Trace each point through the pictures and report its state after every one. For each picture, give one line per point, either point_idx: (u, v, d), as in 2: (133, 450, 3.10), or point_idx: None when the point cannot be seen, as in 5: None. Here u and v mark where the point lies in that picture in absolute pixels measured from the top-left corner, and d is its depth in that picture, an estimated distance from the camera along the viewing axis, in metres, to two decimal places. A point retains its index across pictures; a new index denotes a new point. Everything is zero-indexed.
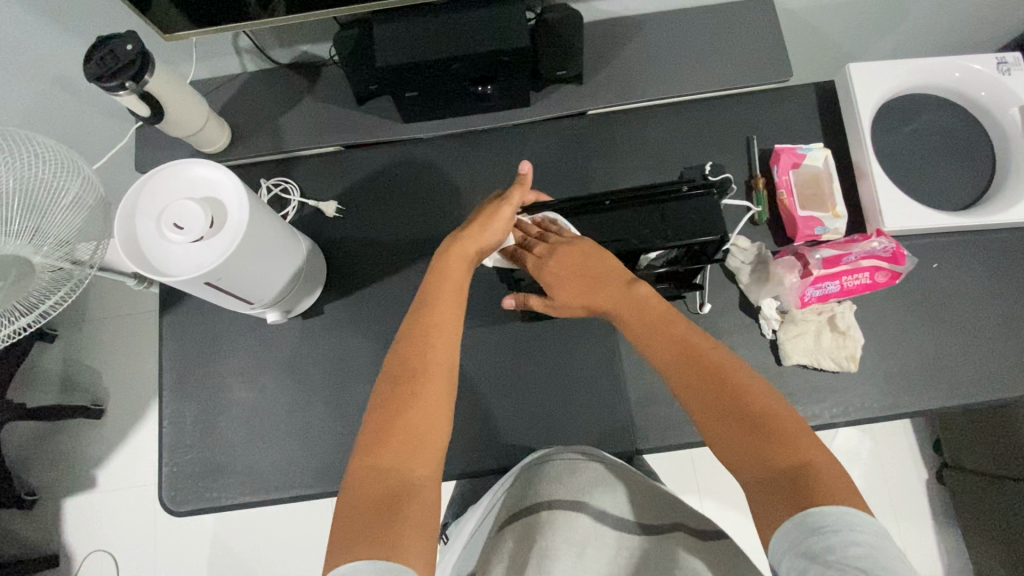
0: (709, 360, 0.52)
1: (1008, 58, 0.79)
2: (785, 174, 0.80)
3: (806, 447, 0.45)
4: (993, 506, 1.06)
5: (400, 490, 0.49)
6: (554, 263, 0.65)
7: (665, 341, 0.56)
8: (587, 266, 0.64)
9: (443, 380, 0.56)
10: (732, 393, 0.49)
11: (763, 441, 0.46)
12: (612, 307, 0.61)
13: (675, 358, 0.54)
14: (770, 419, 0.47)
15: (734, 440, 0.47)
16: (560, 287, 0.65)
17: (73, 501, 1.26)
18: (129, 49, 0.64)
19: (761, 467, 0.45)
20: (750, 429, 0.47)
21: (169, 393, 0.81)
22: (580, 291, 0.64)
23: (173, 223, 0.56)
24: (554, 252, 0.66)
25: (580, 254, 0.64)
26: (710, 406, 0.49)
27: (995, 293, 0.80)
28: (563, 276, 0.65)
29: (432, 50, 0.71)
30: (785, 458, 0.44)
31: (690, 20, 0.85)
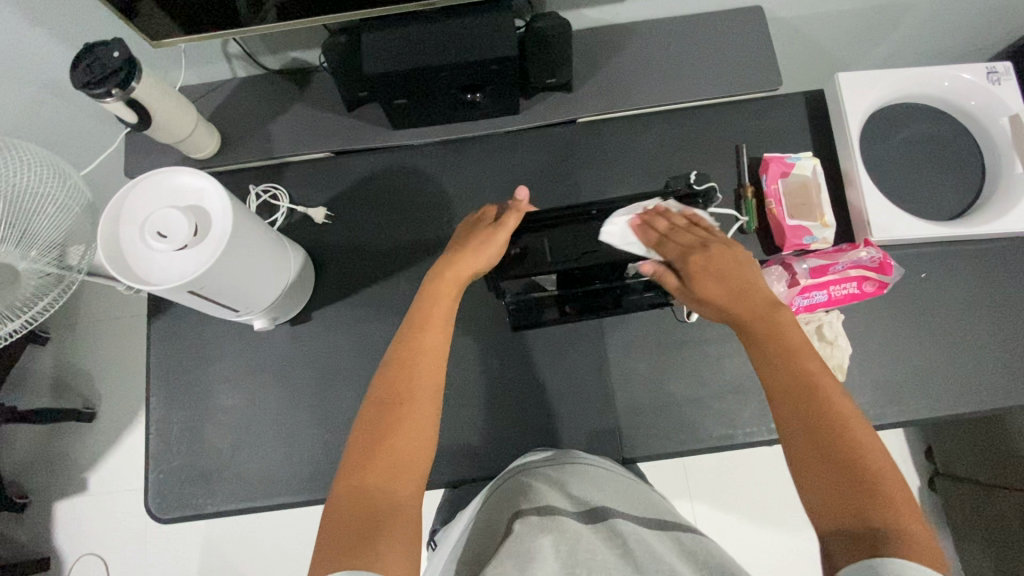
0: (825, 393, 0.50)
1: (997, 68, 0.80)
2: (774, 183, 0.80)
3: (904, 510, 0.43)
4: (984, 515, 1.06)
5: (382, 509, 0.49)
6: (708, 257, 0.63)
7: (788, 364, 0.52)
8: (736, 272, 0.62)
9: (428, 402, 0.57)
10: (843, 434, 0.47)
11: (861, 490, 0.45)
12: (753, 317, 0.57)
13: (790, 381, 0.51)
14: (875, 470, 0.45)
15: (828, 480, 0.46)
16: (704, 282, 0.62)
17: (63, 504, 1.25)
18: (116, 56, 0.64)
19: (850, 513, 0.44)
20: (852, 474, 0.45)
21: (156, 399, 0.80)
22: (723, 290, 0.60)
23: (157, 231, 0.55)
24: (711, 248, 0.64)
25: (735, 257, 0.63)
26: (810, 440, 0.48)
27: (984, 302, 0.80)
28: (712, 273, 0.62)
29: (422, 58, 0.71)
30: (880, 513, 0.43)
31: (680, 29, 0.85)
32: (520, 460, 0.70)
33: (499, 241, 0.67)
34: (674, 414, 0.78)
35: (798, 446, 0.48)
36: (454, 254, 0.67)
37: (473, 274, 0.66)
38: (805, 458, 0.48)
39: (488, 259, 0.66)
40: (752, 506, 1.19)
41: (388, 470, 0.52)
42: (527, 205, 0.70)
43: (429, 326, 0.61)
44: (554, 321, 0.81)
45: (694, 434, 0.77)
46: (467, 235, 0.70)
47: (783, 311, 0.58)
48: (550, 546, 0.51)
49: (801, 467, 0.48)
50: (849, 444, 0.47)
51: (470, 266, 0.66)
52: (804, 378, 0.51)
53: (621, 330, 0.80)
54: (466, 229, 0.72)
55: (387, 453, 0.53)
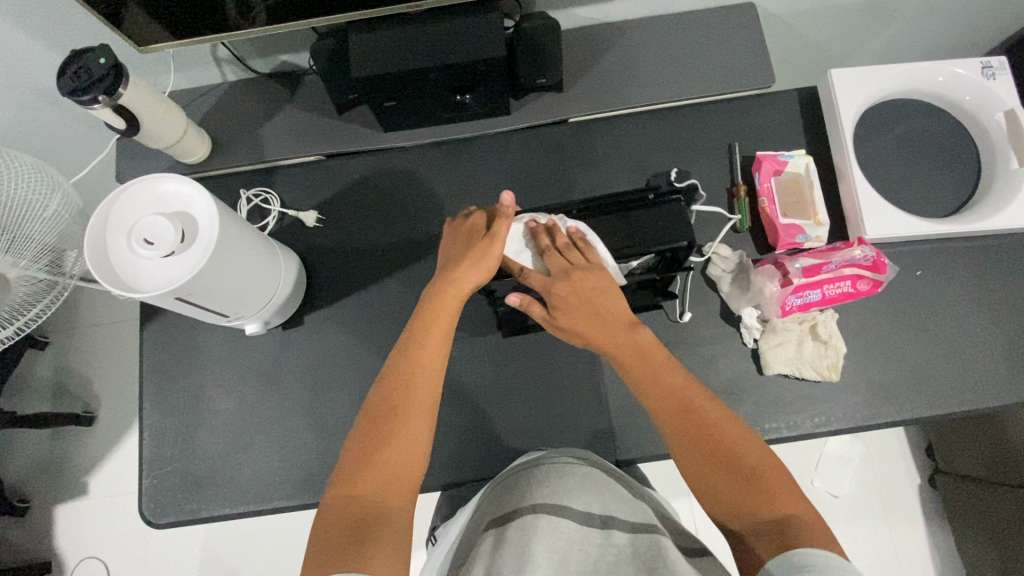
0: (698, 405, 0.56)
1: (992, 63, 0.79)
2: (766, 181, 0.80)
3: (793, 498, 0.49)
4: (983, 513, 1.05)
5: (375, 514, 0.50)
6: (569, 283, 0.64)
7: (660, 382, 0.59)
8: (596, 296, 0.64)
9: (425, 417, 0.58)
10: (721, 441, 0.53)
11: (750, 489, 0.50)
12: (619, 345, 0.63)
13: (667, 403, 0.57)
14: (758, 469, 0.51)
15: (722, 488, 0.51)
16: (568, 312, 0.64)
17: (64, 507, 1.26)
18: (103, 62, 0.64)
19: (748, 513, 0.49)
20: (739, 477, 0.51)
21: (149, 404, 0.80)
22: (584, 318, 0.64)
23: (144, 237, 0.55)
24: (574, 275, 0.64)
25: (598, 281, 0.65)
26: (697, 454, 0.53)
27: (980, 300, 0.79)
28: (576, 302, 0.64)
29: (411, 59, 0.70)
30: (770, 508, 0.48)
31: (671, 27, 0.84)
32: (522, 458, 0.69)
33: (493, 255, 0.65)
34: None
35: (688, 459, 0.53)
36: (449, 267, 0.67)
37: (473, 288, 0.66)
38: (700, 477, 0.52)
39: (480, 271, 0.65)
40: None
41: (382, 477, 0.53)
42: (514, 211, 0.67)
43: (428, 339, 0.62)
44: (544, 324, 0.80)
45: None
46: (464, 244, 0.69)
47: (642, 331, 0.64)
48: (545, 553, 0.51)
49: (700, 483, 0.52)
50: (732, 448, 0.53)
51: (467, 280, 0.65)
52: (677, 398, 0.57)
53: None
54: (460, 232, 0.71)
55: (382, 461, 0.54)
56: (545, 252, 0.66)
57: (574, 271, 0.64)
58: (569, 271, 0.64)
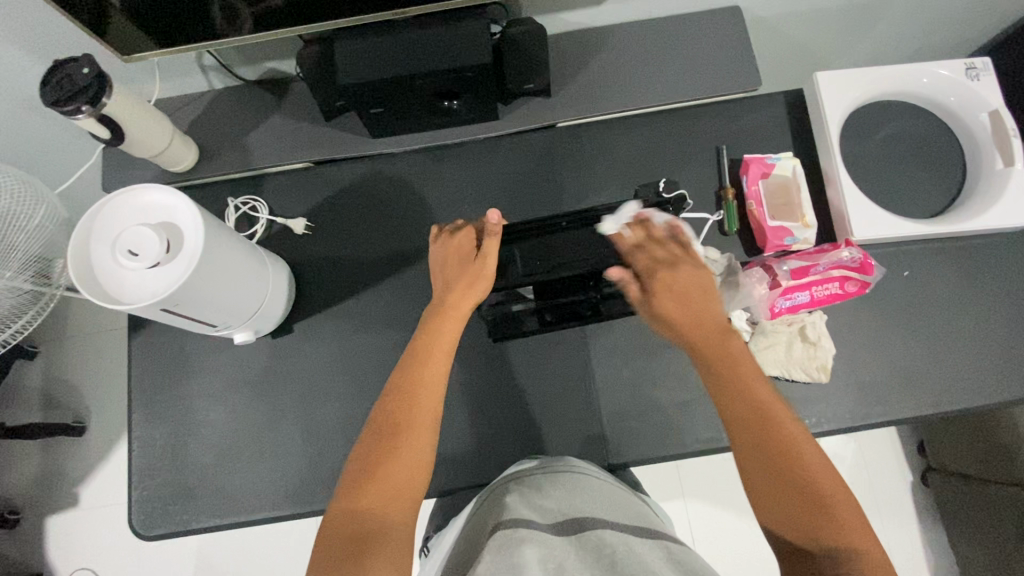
0: (777, 420, 0.54)
1: (976, 64, 0.79)
2: (754, 184, 0.80)
3: (858, 534, 0.49)
4: (975, 510, 1.06)
5: (373, 533, 0.51)
6: (673, 273, 0.66)
7: (739, 389, 0.57)
8: (697, 295, 0.64)
9: (425, 432, 0.58)
10: (795, 464, 0.52)
11: (818, 515, 0.50)
12: (709, 338, 0.61)
13: (750, 415, 0.55)
14: (829, 493, 0.51)
15: (788, 508, 0.51)
16: (662, 298, 0.65)
17: (56, 519, 1.25)
18: (86, 73, 0.64)
19: (810, 536, 0.50)
20: (808, 501, 0.51)
21: (138, 415, 0.80)
22: (682, 307, 0.64)
23: (128, 249, 0.55)
24: (679, 267, 0.66)
25: (701, 278, 0.65)
26: (769, 471, 0.52)
27: (967, 300, 0.80)
28: (676, 290, 0.65)
29: (398, 66, 0.70)
30: (833, 539, 0.49)
31: (658, 31, 0.85)
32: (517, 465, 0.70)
33: (487, 271, 0.67)
34: (658, 419, 0.77)
35: (756, 475, 0.53)
36: (447, 289, 0.68)
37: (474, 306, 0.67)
38: (765, 492, 0.52)
39: (471, 290, 0.67)
40: (745, 505, 1.19)
41: (382, 495, 0.53)
42: (499, 228, 0.69)
43: (430, 357, 0.62)
44: (535, 330, 0.80)
45: (678, 438, 0.76)
46: (454, 262, 0.70)
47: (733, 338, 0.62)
48: (536, 560, 0.50)
49: (762, 495, 0.52)
50: (804, 471, 0.52)
51: (462, 302, 0.66)
52: (761, 412, 0.55)
53: (604, 335, 0.80)
54: (451, 247, 0.71)
55: (381, 479, 0.54)
56: (646, 239, 0.69)
57: (678, 262, 0.67)
58: (673, 263, 0.67)
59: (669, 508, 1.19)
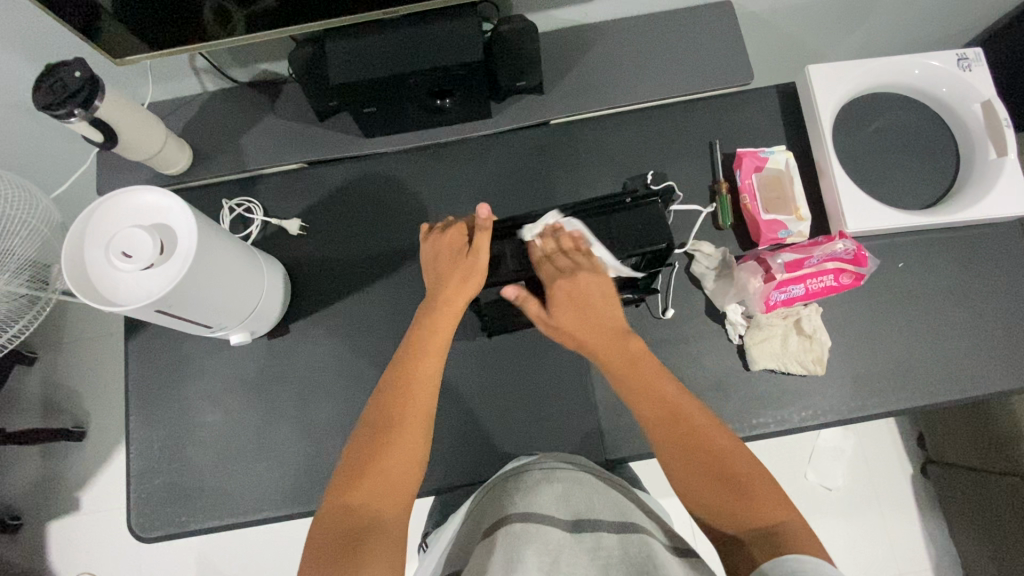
0: (687, 416, 0.58)
1: (968, 54, 0.79)
2: (748, 178, 0.80)
3: (783, 509, 0.50)
4: (975, 501, 1.06)
5: (368, 526, 0.51)
6: (574, 283, 0.71)
7: (650, 394, 0.61)
8: (596, 300, 0.71)
9: (421, 430, 0.58)
10: (709, 454, 0.55)
11: (741, 496, 0.52)
12: (603, 351, 0.67)
13: (660, 415, 0.59)
14: (745, 475, 0.53)
15: (707, 498, 0.53)
16: (563, 309, 0.71)
17: (57, 523, 1.25)
18: (77, 76, 0.64)
19: (732, 520, 0.51)
20: (725, 487, 0.53)
21: (136, 417, 0.80)
22: (576, 321, 0.70)
23: (122, 250, 0.55)
24: (576, 274, 0.71)
25: (599, 288, 0.71)
26: (688, 465, 0.55)
27: (962, 290, 0.80)
28: (570, 305, 0.71)
29: (388, 66, 0.70)
30: (762, 517, 0.50)
31: (648, 27, 0.85)
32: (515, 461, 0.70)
33: (481, 264, 0.68)
34: None
35: (676, 469, 0.56)
36: (441, 284, 0.68)
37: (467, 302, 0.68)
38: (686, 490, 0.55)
39: (465, 285, 0.67)
40: None
41: (377, 490, 0.53)
42: (492, 221, 0.68)
43: (425, 355, 0.63)
44: (530, 326, 0.80)
45: None
46: (445, 259, 0.70)
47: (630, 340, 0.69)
48: (533, 557, 0.51)
49: (686, 492, 0.55)
50: (719, 457, 0.55)
51: (457, 297, 0.67)
52: (670, 413, 0.59)
53: None
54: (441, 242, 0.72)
55: (377, 475, 0.54)
56: (554, 251, 0.72)
57: (577, 272, 0.71)
58: (573, 273, 0.71)
59: (668, 504, 1.19)
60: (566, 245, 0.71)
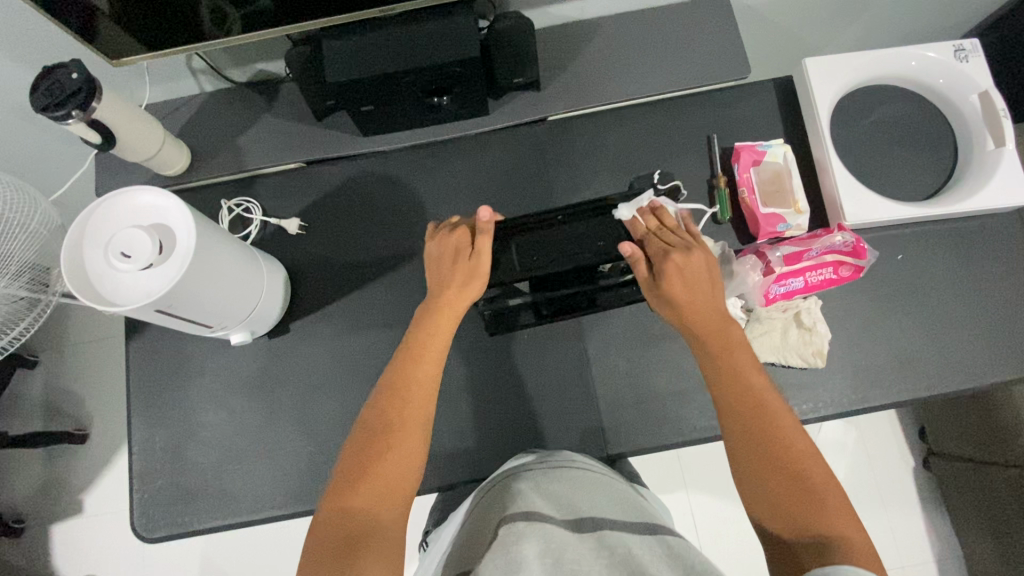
0: (771, 411, 0.57)
1: (965, 45, 0.79)
2: (746, 172, 0.80)
3: (848, 523, 0.51)
4: (978, 492, 1.06)
5: (364, 530, 0.51)
6: (687, 258, 0.66)
7: (733, 382, 0.59)
8: (705, 280, 0.65)
9: (418, 432, 0.58)
10: (786, 454, 0.54)
11: (810, 502, 0.52)
12: (708, 330, 0.63)
13: (742, 403, 0.58)
14: (820, 483, 0.53)
15: (774, 493, 0.53)
16: (673, 282, 0.65)
17: (60, 526, 1.25)
18: (76, 78, 0.64)
19: (794, 519, 0.51)
20: (801, 490, 0.52)
21: (138, 418, 0.80)
22: (688, 293, 0.64)
23: (121, 251, 0.55)
24: (691, 253, 0.66)
25: (710, 267, 0.66)
26: (763, 460, 0.55)
27: (962, 281, 0.80)
28: (682, 277, 0.65)
29: (384, 64, 0.70)
30: (826, 525, 0.50)
31: (643, 24, 0.86)
32: (515, 459, 0.70)
33: (483, 270, 0.67)
34: (655, 408, 0.77)
35: (746, 459, 0.55)
36: (441, 287, 0.67)
37: (467, 306, 0.67)
38: (747, 478, 0.55)
39: (466, 289, 0.67)
40: None
41: (376, 491, 0.54)
42: (491, 224, 0.68)
43: (424, 358, 0.62)
44: (530, 323, 0.81)
45: (676, 426, 0.76)
46: (449, 260, 0.69)
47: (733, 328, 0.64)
48: (535, 556, 0.50)
49: (747, 479, 0.55)
50: (797, 460, 0.54)
51: (455, 303, 0.66)
52: (754, 405, 0.57)
53: (600, 327, 0.80)
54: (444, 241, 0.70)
55: (377, 475, 0.54)
56: (658, 227, 0.70)
57: (692, 249, 0.67)
58: (686, 249, 0.67)
59: (670, 500, 1.19)
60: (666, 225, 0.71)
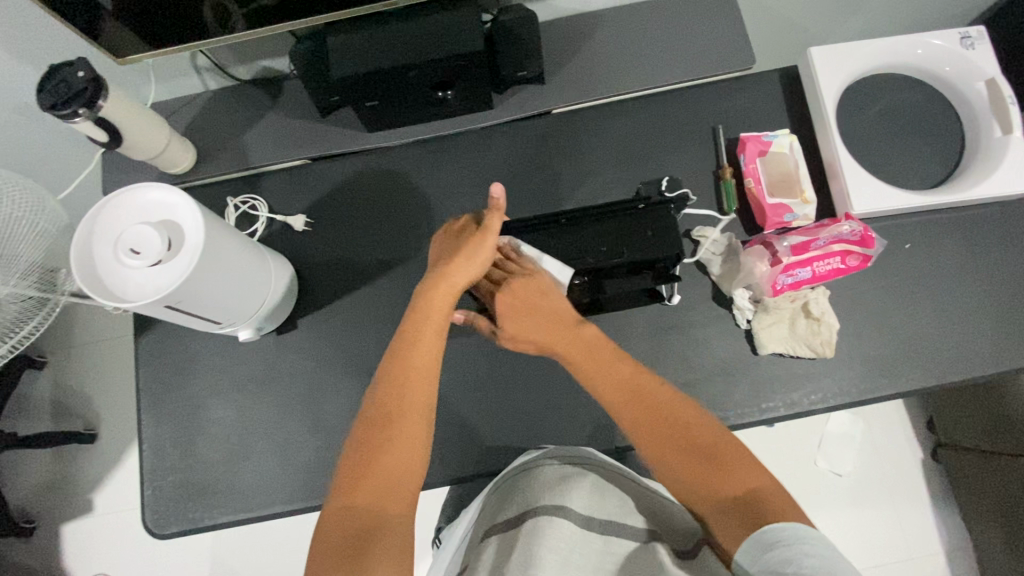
0: (657, 398, 0.60)
1: (971, 33, 0.79)
2: (752, 162, 0.80)
3: (755, 478, 0.53)
4: (986, 482, 1.06)
5: (372, 524, 0.51)
6: (507, 290, 0.69)
7: (618, 378, 0.62)
8: (539, 297, 0.69)
9: (420, 422, 0.58)
10: (684, 433, 0.57)
11: (715, 470, 0.54)
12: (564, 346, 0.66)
13: (628, 396, 0.61)
14: (721, 450, 0.55)
15: (682, 473, 0.55)
16: (511, 320, 0.69)
17: (71, 525, 1.26)
18: (81, 76, 0.64)
19: (715, 496, 0.53)
20: (705, 462, 0.55)
21: (147, 415, 0.80)
22: (527, 324, 0.69)
23: (130, 247, 0.55)
24: (509, 282, 0.69)
25: (534, 284, 0.69)
26: (663, 445, 0.57)
27: (970, 269, 0.79)
28: (517, 311, 0.69)
29: (389, 59, 0.70)
30: (737, 488, 0.52)
31: (647, 16, 0.85)
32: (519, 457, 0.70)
33: (489, 247, 0.68)
34: None
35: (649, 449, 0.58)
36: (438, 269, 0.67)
37: (468, 283, 0.68)
38: (668, 472, 0.56)
39: (469, 269, 0.68)
40: None
41: (382, 483, 0.54)
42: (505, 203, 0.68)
43: (423, 344, 0.62)
44: None
45: None
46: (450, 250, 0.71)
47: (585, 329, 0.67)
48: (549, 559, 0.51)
49: (658, 466, 0.57)
50: (692, 436, 0.57)
51: (454, 281, 0.67)
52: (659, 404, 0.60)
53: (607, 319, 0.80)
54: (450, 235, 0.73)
55: (381, 466, 0.54)
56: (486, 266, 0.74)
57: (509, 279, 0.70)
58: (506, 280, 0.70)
59: None
60: (499, 255, 0.73)
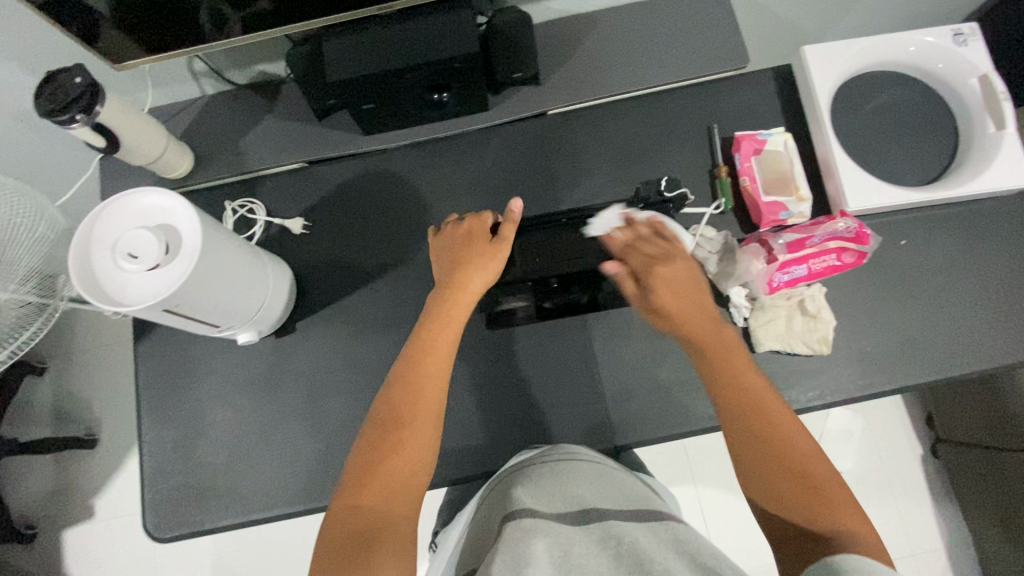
0: (766, 406, 0.58)
1: (963, 29, 0.79)
2: (747, 161, 0.80)
3: (848, 511, 0.52)
4: (985, 477, 1.06)
5: (375, 527, 0.52)
6: (668, 267, 0.69)
7: (728, 378, 0.61)
8: (692, 285, 0.69)
9: (429, 428, 0.58)
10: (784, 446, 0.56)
11: (810, 494, 0.53)
12: (702, 336, 0.65)
13: (737, 396, 0.59)
14: (817, 474, 0.54)
15: (776, 485, 0.54)
16: (661, 291, 0.68)
17: (72, 531, 1.26)
18: (78, 82, 0.64)
19: (795, 514, 0.53)
20: (800, 481, 0.54)
21: (147, 419, 0.81)
22: (683, 301, 0.67)
23: (128, 252, 0.55)
24: (670, 258, 0.71)
25: (691, 273, 0.70)
26: (761, 452, 0.56)
27: (965, 264, 0.80)
28: (671, 286, 0.68)
29: (385, 61, 0.71)
30: (828, 514, 0.52)
31: (641, 16, 0.86)
32: (517, 457, 0.70)
33: (504, 256, 0.69)
34: (662, 398, 0.77)
35: (744, 453, 0.57)
36: (449, 281, 0.68)
37: (479, 294, 0.68)
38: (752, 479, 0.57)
39: (488, 275, 0.68)
40: None
41: (387, 489, 0.54)
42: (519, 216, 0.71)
43: (433, 351, 0.62)
44: (528, 318, 0.81)
45: (682, 416, 0.76)
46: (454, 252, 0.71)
47: (727, 331, 0.65)
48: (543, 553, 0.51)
49: (750, 471, 0.56)
50: (793, 451, 0.55)
51: (474, 287, 0.67)
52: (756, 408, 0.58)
53: (604, 319, 0.80)
54: (448, 233, 0.73)
55: (387, 469, 0.55)
56: (634, 238, 0.74)
57: (673, 259, 0.71)
58: (668, 259, 0.71)
59: (679, 491, 1.20)
60: (649, 232, 0.74)
